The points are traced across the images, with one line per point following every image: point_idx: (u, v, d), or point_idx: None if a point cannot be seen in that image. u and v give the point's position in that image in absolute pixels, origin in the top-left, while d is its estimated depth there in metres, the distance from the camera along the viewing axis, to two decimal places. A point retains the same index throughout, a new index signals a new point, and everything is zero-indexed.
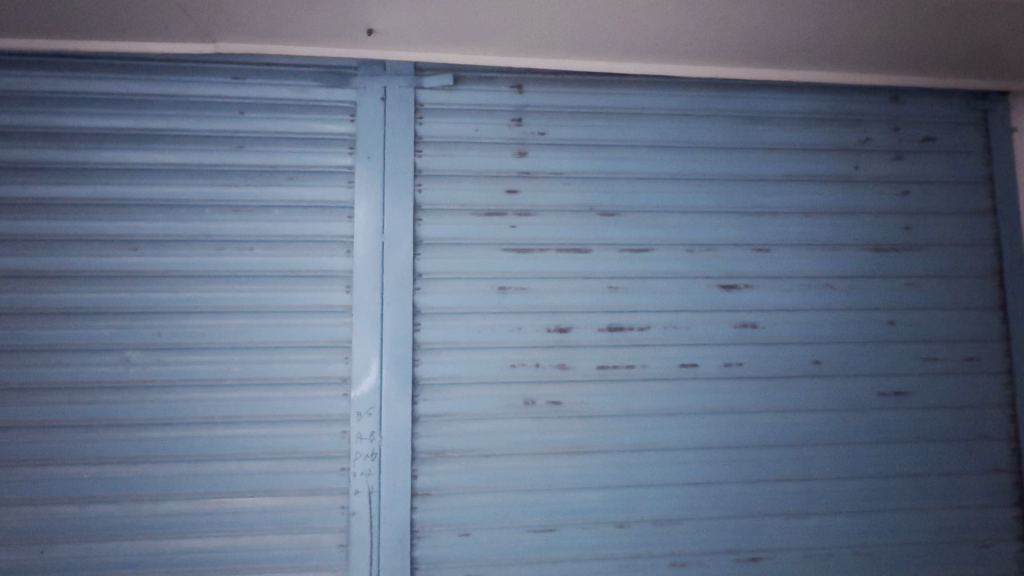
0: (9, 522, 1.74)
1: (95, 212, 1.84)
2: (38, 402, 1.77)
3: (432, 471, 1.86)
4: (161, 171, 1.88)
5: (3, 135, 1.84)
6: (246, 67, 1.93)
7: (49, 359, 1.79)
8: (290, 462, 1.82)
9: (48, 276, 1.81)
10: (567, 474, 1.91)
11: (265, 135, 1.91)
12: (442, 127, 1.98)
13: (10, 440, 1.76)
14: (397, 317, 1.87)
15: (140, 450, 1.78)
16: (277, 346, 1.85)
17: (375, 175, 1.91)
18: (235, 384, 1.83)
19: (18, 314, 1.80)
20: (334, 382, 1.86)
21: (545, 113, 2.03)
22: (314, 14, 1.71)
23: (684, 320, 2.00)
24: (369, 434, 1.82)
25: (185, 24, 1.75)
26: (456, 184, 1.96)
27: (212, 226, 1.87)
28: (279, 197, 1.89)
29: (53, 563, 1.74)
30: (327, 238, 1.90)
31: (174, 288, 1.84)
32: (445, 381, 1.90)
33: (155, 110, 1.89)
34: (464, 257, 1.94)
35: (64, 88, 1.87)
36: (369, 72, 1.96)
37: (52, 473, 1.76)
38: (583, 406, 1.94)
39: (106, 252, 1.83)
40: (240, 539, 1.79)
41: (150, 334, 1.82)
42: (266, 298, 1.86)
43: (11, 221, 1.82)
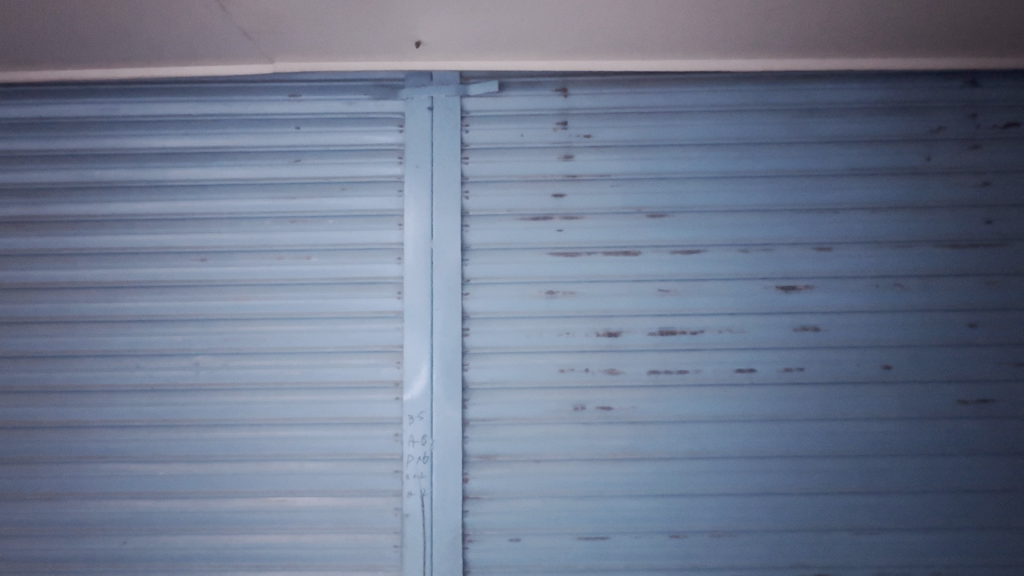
0: (97, 513, 1.88)
1: (168, 226, 1.98)
2: (121, 403, 1.92)
3: (482, 475, 1.87)
4: (225, 186, 1.99)
5: (90, 157, 2.02)
6: (301, 84, 2.02)
7: (129, 363, 1.93)
8: (347, 463, 1.88)
9: (127, 286, 1.96)
10: (618, 481, 1.87)
11: (320, 149, 2.00)
12: (487, 133, 2.00)
13: (97, 437, 1.91)
14: (446, 322, 1.90)
15: (209, 448, 1.89)
16: (333, 351, 1.92)
17: (424, 183, 1.95)
18: (294, 387, 1.91)
19: (103, 321, 1.95)
20: (387, 386, 1.90)
21: (590, 115, 2.01)
22: (365, 30, 1.77)
23: (739, 324, 1.92)
24: (421, 437, 1.85)
25: (246, 46, 1.85)
26: (502, 190, 1.97)
27: (272, 237, 1.96)
28: (332, 207, 1.97)
29: (133, 554, 1.86)
30: (379, 245, 1.95)
31: (238, 296, 1.94)
32: (494, 385, 1.91)
33: (220, 129, 2.01)
34: (511, 262, 1.95)
35: (140, 111, 2.02)
36: (416, 82, 2.01)
37: (134, 468, 1.89)
38: (633, 412, 1.90)
39: (178, 263, 1.96)
40: (300, 537, 1.86)
41: (218, 340, 1.93)
42: (322, 304, 1.93)
43: (97, 236, 1.98)
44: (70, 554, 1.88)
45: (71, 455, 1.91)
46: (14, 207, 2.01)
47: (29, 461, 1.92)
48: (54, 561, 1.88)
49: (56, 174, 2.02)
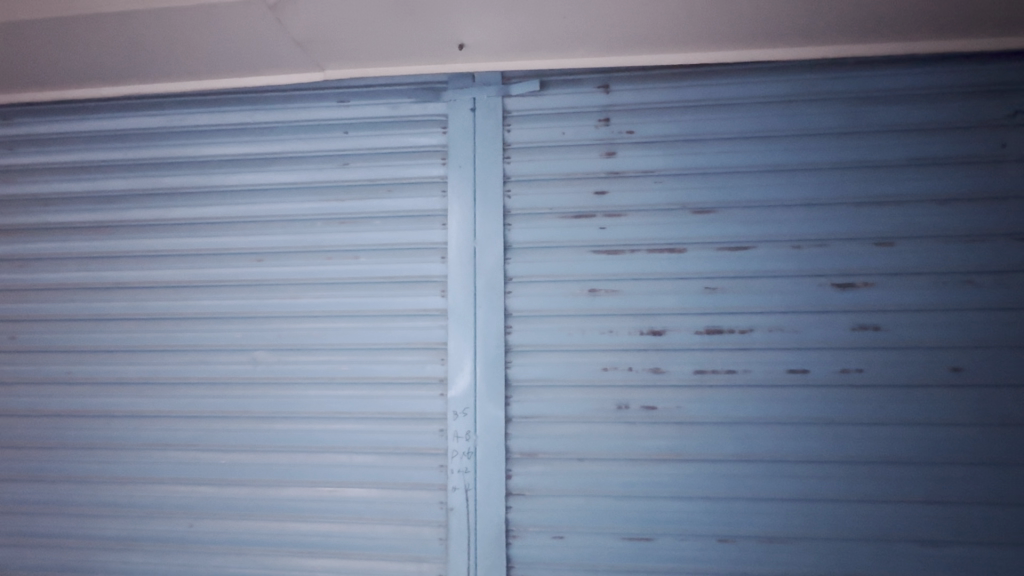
0: (166, 497, 2.02)
1: (228, 229, 2.09)
2: (187, 394, 2.05)
3: (525, 472, 1.88)
4: (279, 190, 2.09)
5: (158, 165, 2.16)
6: (349, 90, 2.10)
7: (194, 357, 2.06)
8: (393, 456, 1.94)
9: (192, 285, 2.09)
10: (663, 482, 1.84)
11: (367, 152, 2.06)
12: (529, 132, 2.01)
13: (165, 426, 2.04)
14: (489, 320, 1.93)
15: (266, 439, 1.99)
16: (380, 347, 1.98)
17: (467, 184, 1.98)
18: (344, 382, 1.98)
19: (171, 318, 2.09)
20: (431, 382, 1.95)
21: (633, 111, 1.99)
22: (410, 35, 1.82)
23: (791, 323, 1.85)
24: (465, 433, 1.89)
25: (298, 56, 1.93)
26: (544, 189, 1.98)
27: (322, 238, 2.04)
28: (379, 208, 2.03)
29: (198, 536, 1.99)
30: (424, 245, 2.00)
31: (292, 295, 2.03)
32: (536, 383, 1.92)
33: (274, 136, 2.11)
34: (553, 260, 1.95)
35: (202, 121, 2.15)
36: (459, 84, 2.04)
37: (198, 456, 2.02)
38: (679, 412, 1.86)
39: (238, 264, 2.07)
40: (351, 526, 1.93)
41: (274, 336, 2.03)
42: (370, 302, 2.00)
43: (165, 238, 2.12)
44: (142, 535, 2.01)
45: (143, 442, 2.05)
46: (92, 212, 2.18)
47: (106, 447, 2.07)
48: (128, 540, 2.03)
49: (128, 181, 2.17)
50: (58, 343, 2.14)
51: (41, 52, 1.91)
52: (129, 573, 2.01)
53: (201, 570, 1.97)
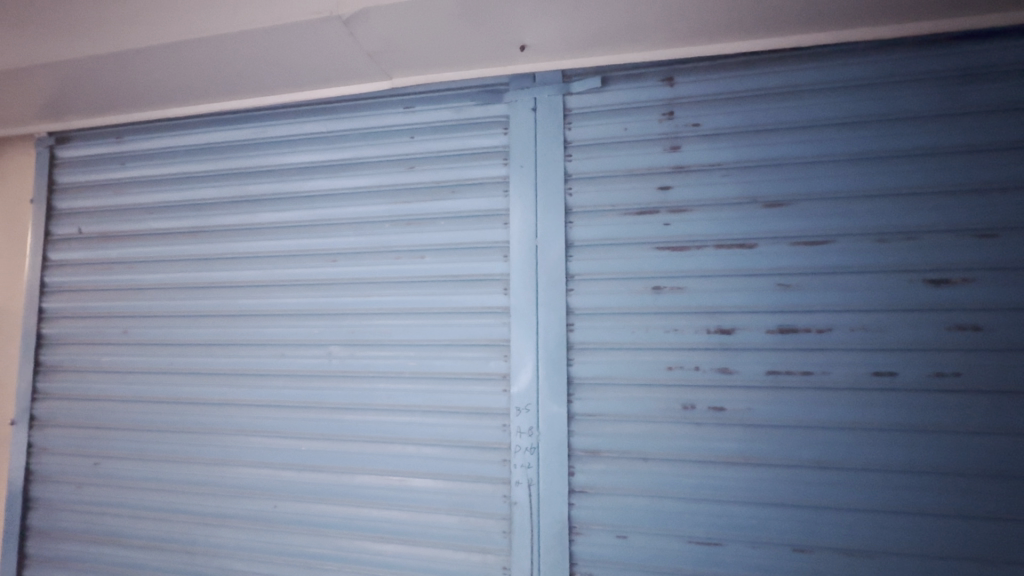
0: (254, 479, 2.19)
1: (305, 232, 2.24)
2: (271, 385, 2.21)
3: (588, 469, 1.88)
4: (350, 195, 2.21)
5: (244, 174, 2.35)
6: (414, 96, 2.18)
7: (276, 351, 2.22)
8: (458, 450, 2.00)
9: (274, 283, 2.25)
10: (733, 486, 1.77)
11: (432, 155, 2.14)
12: (590, 130, 2.01)
13: (252, 413, 2.22)
14: (550, 317, 1.94)
15: (341, 429, 2.11)
16: (445, 344, 2.05)
17: (528, 183, 2.01)
18: (412, 376, 2.07)
19: (256, 315, 2.27)
20: (494, 378, 1.99)
21: (698, 103, 1.93)
22: (473, 40, 1.86)
23: (874, 322, 1.73)
24: (527, 429, 1.91)
25: (367, 67, 2.03)
26: (606, 186, 1.97)
27: (391, 239, 2.14)
28: (444, 209, 2.10)
29: (281, 516, 2.15)
30: (486, 244, 2.05)
31: (363, 293, 2.15)
32: (598, 381, 1.91)
33: (346, 143, 2.24)
34: (615, 258, 1.93)
35: (282, 132, 2.32)
36: (519, 85, 2.07)
37: (280, 442, 2.18)
38: (749, 414, 1.79)
39: (314, 264, 2.22)
40: (419, 515, 2.01)
41: (347, 332, 2.15)
42: (435, 300, 2.07)
43: (251, 242, 2.30)
44: (233, 513, 2.20)
45: (233, 428, 2.24)
46: (189, 219, 2.40)
47: (202, 432, 2.28)
48: (221, 517, 2.22)
49: (218, 189, 2.37)
50: (161, 337, 2.38)
51: (147, 76, 2.13)
52: (222, 546, 2.21)
53: (284, 548, 2.13)
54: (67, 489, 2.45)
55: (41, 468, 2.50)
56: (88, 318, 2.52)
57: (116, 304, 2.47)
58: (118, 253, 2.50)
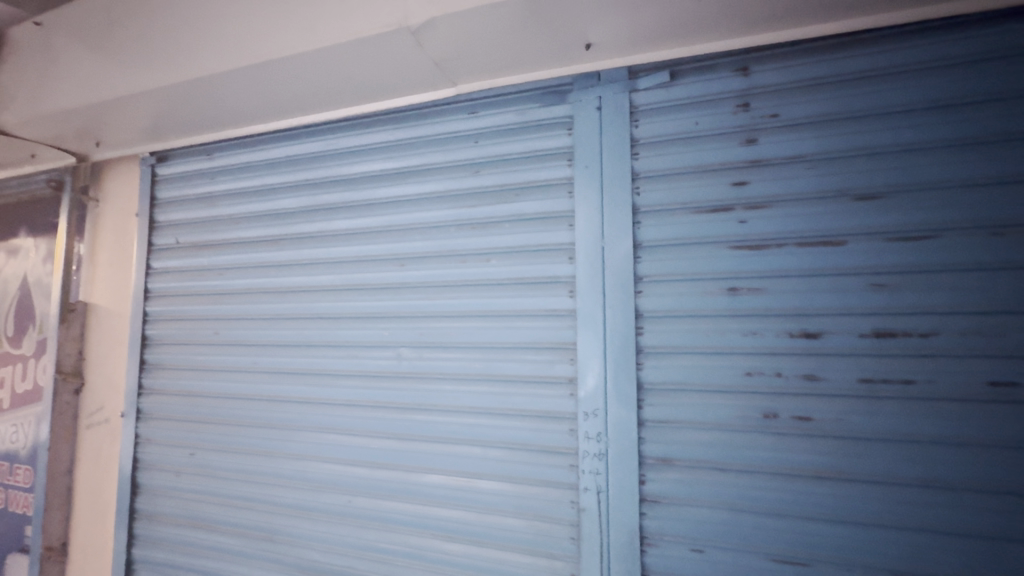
0: (330, 474, 2.30)
1: (375, 237, 2.33)
2: (345, 385, 2.32)
3: (660, 478, 1.82)
4: (418, 201, 2.27)
5: (319, 184, 2.48)
6: (478, 101, 2.20)
7: (350, 352, 2.32)
8: (525, 453, 1.99)
9: (348, 287, 2.36)
10: (822, 503, 1.64)
11: (496, 159, 2.15)
12: (658, 126, 1.94)
13: (329, 411, 2.34)
14: (618, 320, 1.89)
15: (410, 428, 2.17)
16: (510, 347, 2.06)
17: (594, 183, 1.97)
18: (478, 379, 2.09)
19: (332, 317, 2.38)
20: (561, 381, 1.97)
21: (777, 92, 1.81)
22: (538, 42, 1.86)
23: (990, 326, 1.54)
24: (596, 434, 1.88)
25: (434, 75, 2.08)
26: (675, 183, 1.89)
27: (457, 243, 2.18)
28: (508, 212, 2.11)
29: (356, 510, 2.24)
30: (551, 246, 2.03)
31: (431, 296, 2.20)
32: (670, 386, 1.84)
33: (413, 150, 2.30)
34: (687, 258, 1.85)
35: (353, 143, 2.42)
36: (584, 84, 2.04)
37: (354, 439, 2.27)
38: (840, 426, 1.65)
39: (384, 269, 2.29)
40: (487, 517, 2.02)
41: (416, 334, 2.21)
42: (501, 302, 2.08)
43: (326, 248, 2.42)
44: (312, 505, 2.32)
45: (311, 425, 2.36)
46: (270, 228, 2.57)
47: (284, 428, 2.43)
48: (301, 509, 2.35)
49: (296, 199, 2.52)
50: (247, 338, 2.56)
51: (234, 96, 2.30)
52: (302, 537, 2.33)
53: (359, 541, 2.22)
54: (167, 477, 2.68)
55: (146, 456, 2.75)
56: (184, 320, 2.75)
57: (208, 308, 2.68)
58: (210, 260, 2.71)
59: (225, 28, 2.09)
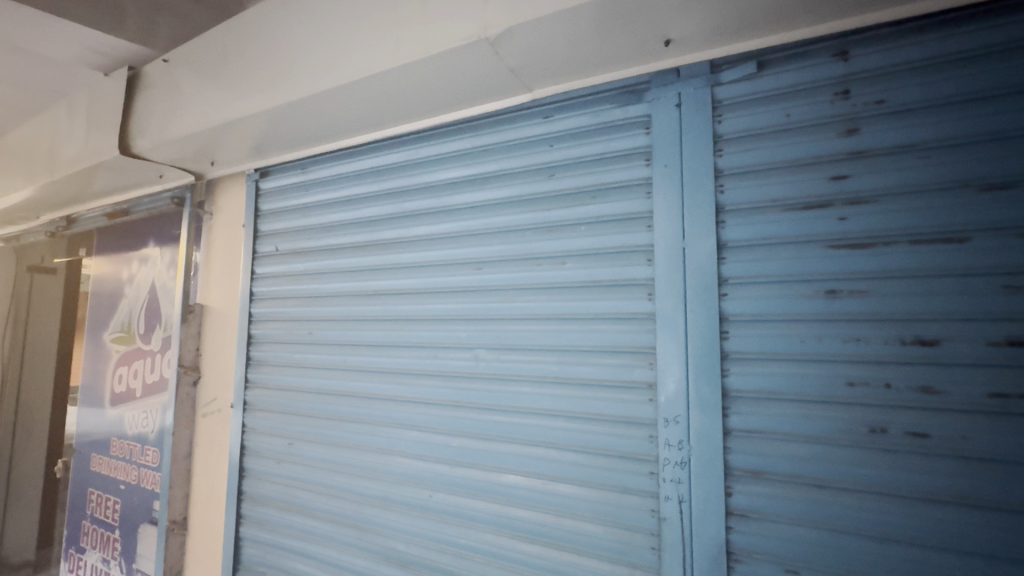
0: (413, 469, 2.42)
1: (454, 242, 2.41)
2: (426, 384, 2.42)
3: (748, 491, 1.72)
4: (494, 206, 2.32)
5: (402, 192, 2.61)
6: (553, 105, 2.21)
7: (430, 352, 2.43)
8: (603, 458, 1.97)
9: (429, 291, 2.47)
10: (941, 529, 1.47)
11: (571, 161, 2.15)
12: (745, 120, 1.84)
13: (411, 408, 2.45)
14: (700, 324, 1.82)
15: (488, 428, 2.23)
16: (588, 350, 2.04)
17: (674, 182, 1.91)
18: (554, 381, 2.10)
19: (413, 319, 2.50)
20: (640, 387, 1.93)
21: (882, 77, 1.65)
22: (616, 41, 1.84)
23: None
24: (677, 442, 1.81)
25: (511, 83, 2.13)
26: (764, 180, 1.79)
27: (533, 246, 2.20)
28: (585, 214, 2.10)
29: (436, 505, 2.33)
30: (630, 248, 1.99)
31: (507, 299, 2.24)
32: (759, 395, 1.73)
33: (489, 157, 2.36)
34: (778, 258, 1.74)
35: (433, 151, 2.53)
36: (662, 81, 1.98)
37: (434, 436, 2.37)
38: (963, 445, 1.47)
39: (463, 273, 2.37)
40: (564, 520, 2.03)
41: (493, 336, 2.26)
42: (578, 305, 2.08)
43: (408, 253, 2.55)
44: (396, 498, 2.45)
45: (396, 420, 2.49)
46: (358, 235, 2.75)
47: (370, 423, 2.58)
48: (386, 501, 2.48)
49: (381, 208, 2.67)
50: (338, 338, 2.75)
51: (327, 113, 2.49)
52: (388, 527, 2.47)
53: (439, 535, 2.31)
54: (269, 464, 2.94)
55: (251, 444, 3.04)
56: (283, 321, 3.01)
57: (304, 310, 2.92)
58: (305, 266, 2.95)
59: (321, 52, 2.28)
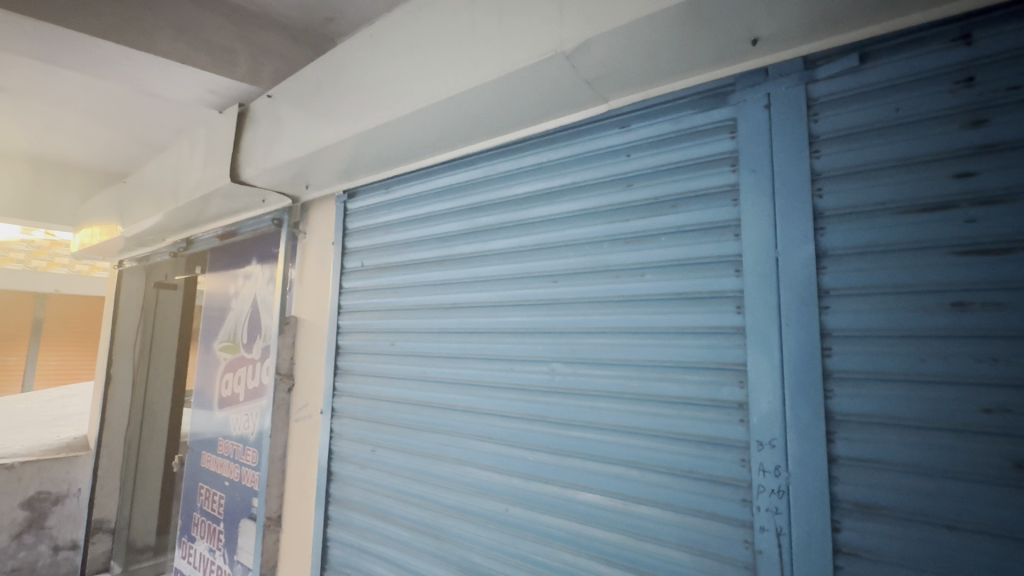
0: (489, 481, 2.43)
1: (530, 255, 2.43)
2: (502, 396, 2.44)
3: (859, 527, 1.55)
4: (570, 218, 2.31)
5: (479, 207, 2.68)
6: (629, 114, 2.17)
7: (507, 364, 2.45)
8: (688, 481, 1.87)
9: (505, 303, 2.50)
10: None
11: (650, 170, 2.09)
12: (846, 117, 1.69)
13: (488, 419, 2.48)
14: (797, 340, 1.67)
15: (565, 443, 2.19)
16: (670, 365, 1.96)
17: (764, 188, 1.79)
18: (634, 398, 2.03)
19: (490, 332, 2.54)
20: (728, 406, 1.81)
21: (1015, 59, 1.45)
22: (697, 44, 1.78)
23: None
24: (773, 467, 1.67)
25: (586, 94, 2.13)
26: (871, 181, 1.63)
27: (610, 258, 2.16)
28: (664, 224, 2.03)
29: (512, 518, 2.32)
30: (715, 259, 1.89)
31: (584, 312, 2.21)
32: (870, 420, 1.56)
33: (564, 169, 2.36)
34: (889, 267, 1.57)
35: (509, 166, 2.57)
36: (748, 82, 1.87)
37: (510, 448, 2.37)
38: None
39: (539, 286, 2.38)
40: (646, 543, 1.94)
41: (570, 350, 2.24)
42: (658, 319, 2.00)
43: (485, 267, 2.60)
44: (473, 509, 2.47)
45: (472, 431, 2.53)
46: (438, 250, 2.85)
47: (448, 433, 2.64)
48: (464, 512, 2.51)
49: (459, 223, 2.76)
50: (418, 349, 2.86)
51: (409, 135, 2.62)
52: (465, 538, 2.49)
53: (516, 550, 2.30)
54: (353, 469, 3.09)
55: (338, 449, 3.21)
56: (367, 333, 3.18)
57: (386, 322, 3.06)
58: (387, 280, 3.10)
59: (404, 79, 2.42)
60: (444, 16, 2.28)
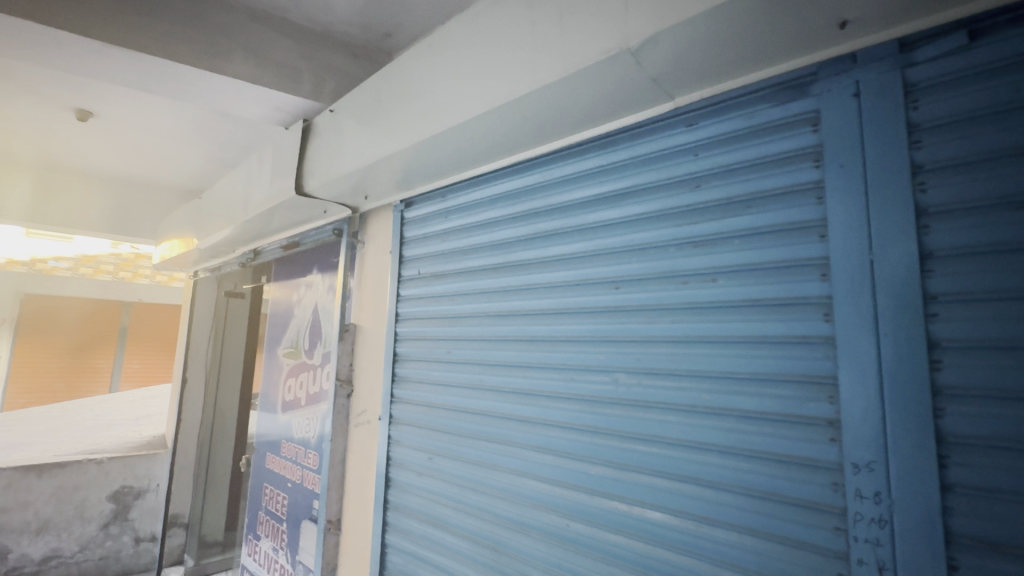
0: (549, 494, 2.36)
1: (590, 261, 2.36)
2: (562, 407, 2.37)
3: (980, 566, 1.35)
4: (633, 222, 2.22)
5: (538, 213, 2.64)
6: (697, 111, 2.06)
7: (566, 373, 2.38)
8: (769, 504, 1.72)
9: (565, 311, 2.43)
10: None
11: (719, 169, 1.98)
12: (952, 102, 1.51)
13: (547, 430, 2.41)
14: (897, 351, 1.50)
15: (630, 458, 2.09)
16: (746, 378, 1.82)
17: (853, 184, 1.63)
18: (706, 411, 1.90)
19: (549, 340, 2.48)
20: (815, 423, 1.65)
21: None
22: (776, 32, 1.65)
23: None
24: (872, 494, 1.50)
25: (649, 92, 2.05)
26: (984, 173, 1.45)
27: (677, 263, 2.05)
28: (737, 226, 1.90)
29: (573, 535, 2.23)
30: (796, 263, 1.74)
31: (649, 320, 2.11)
32: (990, 443, 1.37)
33: (626, 171, 2.28)
34: (1010, 269, 1.38)
35: (568, 171, 2.52)
36: (832, 71, 1.72)
37: (571, 460, 2.29)
38: None
39: (600, 292, 2.30)
40: (722, 569, 1.80)
41: (634, 359, 2.14)
42: (732, 328, 1.87)
43: (543, 274, 2.55)
44: (532, 522, 2.41)
45: (530, 442, 2.48)
46: (494, 257, 2.83)
47: (505, 443, 2.60)
48: (522, 525, 2.45)
49: (516, 229, 2.73)
50: (474, 357, 2.85)
51: (466, 141, 2.63)
52: (523, 552, 2.43)
53: (579, 568, 2.20)
54: (410, 475, 3.10)
55: (395, 455, 3.24)
56: (423, 340, 3.20)
57: (442, 330, 3.07)
58: (444, 288, 3.12)
59: (462, 85, 2.42)
60: (503, 21, 2.26)
